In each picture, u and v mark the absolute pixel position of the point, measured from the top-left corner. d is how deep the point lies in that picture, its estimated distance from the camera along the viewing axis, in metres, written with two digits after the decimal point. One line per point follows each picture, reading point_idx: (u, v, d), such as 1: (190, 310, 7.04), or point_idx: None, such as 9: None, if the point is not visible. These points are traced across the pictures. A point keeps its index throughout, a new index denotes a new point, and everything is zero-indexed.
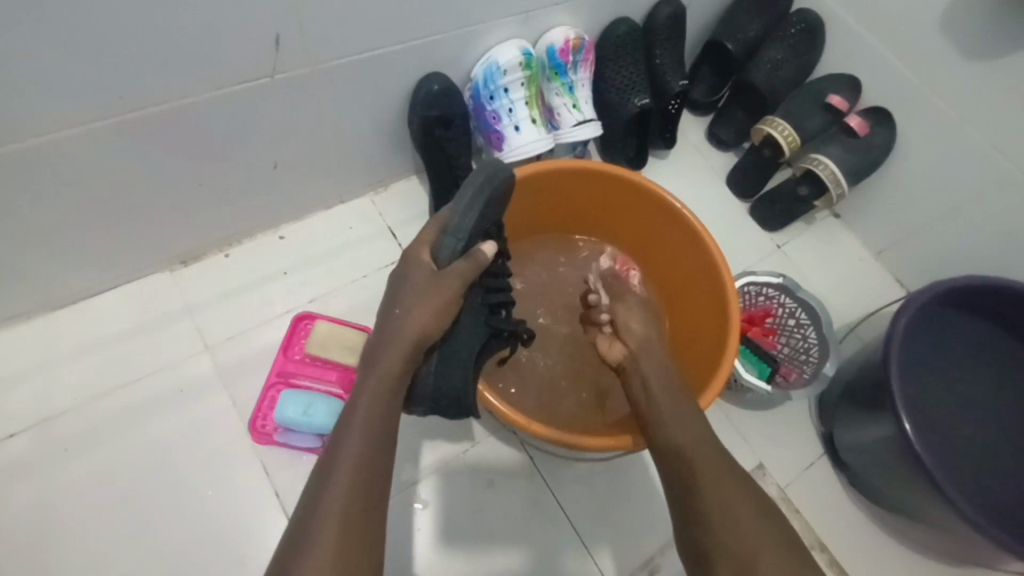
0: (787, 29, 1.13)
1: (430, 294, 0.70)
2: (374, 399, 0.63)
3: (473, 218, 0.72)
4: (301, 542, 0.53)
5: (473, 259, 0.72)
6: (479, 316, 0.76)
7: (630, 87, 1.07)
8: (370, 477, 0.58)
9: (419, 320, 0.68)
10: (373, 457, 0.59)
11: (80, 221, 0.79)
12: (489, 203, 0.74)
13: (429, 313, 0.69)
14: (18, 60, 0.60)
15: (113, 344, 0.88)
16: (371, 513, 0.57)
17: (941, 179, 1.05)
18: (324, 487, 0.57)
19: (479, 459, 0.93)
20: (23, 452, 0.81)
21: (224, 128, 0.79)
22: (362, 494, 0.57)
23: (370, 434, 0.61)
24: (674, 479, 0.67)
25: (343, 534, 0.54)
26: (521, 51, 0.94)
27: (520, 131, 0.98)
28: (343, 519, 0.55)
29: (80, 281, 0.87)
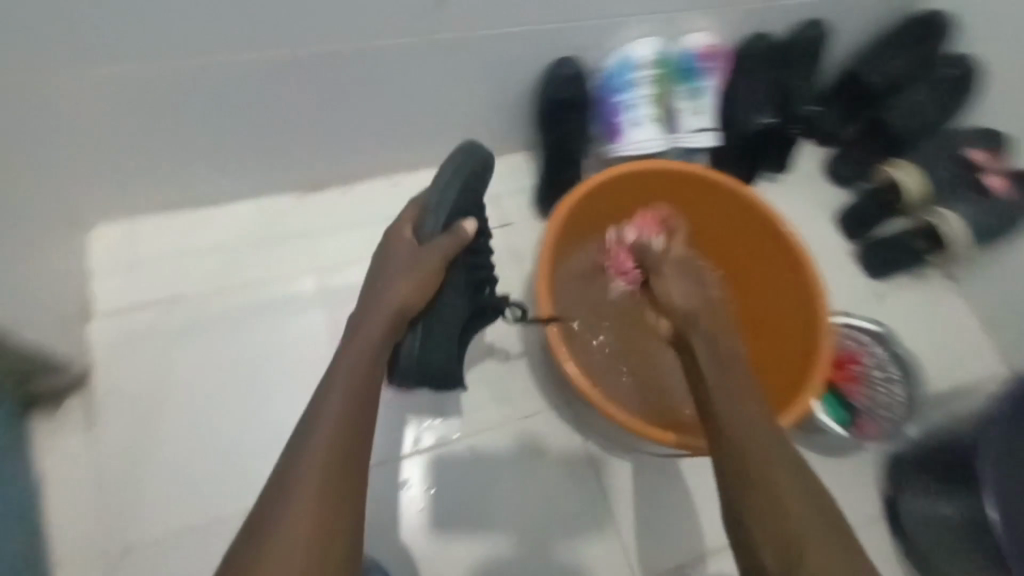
0: (939, 70, 1.07)
1: (419, 267, 0.74)
2: (359, 356, 0.65)
3: (450, 199, 0.80)
4: (282, 489, 0.55)
5: (459, 234, 0.78)
6: (465, 291, 0.82)
7: (756, 104, 1.05)
8: (354, 427, 0.60)
9: (401, 293, 0.71)
10: (354, 411, 0.61)
11: (235, 134, 0.90)
12: (467, 182, 0.82)
13: (421, 280, 0.73)
14: None
15: (238, 248, 0.99)
16: (356, 464, 0.58)
17: None
18: (309, 435, 0.58)
19: (531, 430, 0.97)
20: (151, 321, 0.93)
21: (370, 72, 0.87)
22: (343, 450, 0.57)
23: (353, 395, 0.62)
24: (727, 463, 0.60)
25: (323, 481, 0.55)
26: (657, 50, 0.96)
27: (638, 127, 1.00)
28: (334, 469, 0.56)
29: (222, 188, 0.98)
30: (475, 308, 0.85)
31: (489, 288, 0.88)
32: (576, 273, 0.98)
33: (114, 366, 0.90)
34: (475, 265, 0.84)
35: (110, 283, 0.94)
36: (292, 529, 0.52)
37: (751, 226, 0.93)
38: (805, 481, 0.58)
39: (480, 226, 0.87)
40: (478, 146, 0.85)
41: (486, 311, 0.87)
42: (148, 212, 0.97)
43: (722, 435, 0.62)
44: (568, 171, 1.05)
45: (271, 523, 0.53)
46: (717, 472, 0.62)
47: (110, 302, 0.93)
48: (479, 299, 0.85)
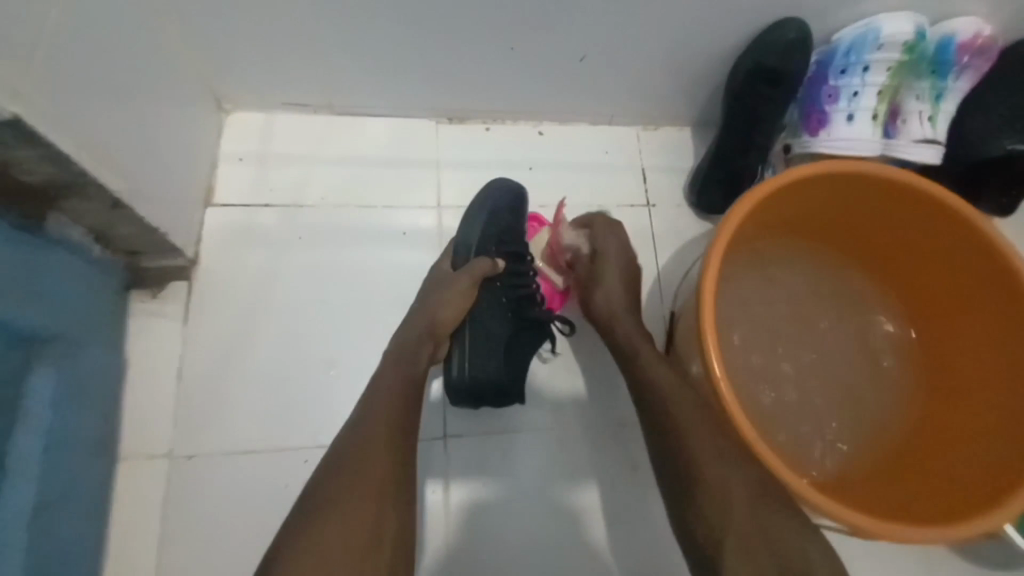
0: None
1: (450, 290, 0.75)
2: (392, 364, 0.68)
3: (485, 226, 0.82)
4: (330, 467, 0.58)
5: (493, 262, 0.78)
6: (500, 307, 0.80)
7: (1009, 122, 0.82)
8: (397, 420, 0.62)
9: (446, 312, 0.74)
10: (392, 405, 0.63)
11: (395, 44, 0.80)
12: (499, 214, 0.84)
13: (460, 297, 0.75)
14: None
15: (366, 165, 0.92)
16: (404, 451, 0.60)
17: None
18: (362, 421, 0.61)
19: (634, 440, 0.87)
20: (270, 223, 0.87)
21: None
22: (391, 440, 0.60)
23: (392, 391, 0.64)
24: (674, 478, 0.62)
25: (371, 462, 0.57)
26: (915, 29, 0.76)
27: (852, 122, 0.81)
28: (386, 454, 0.58)
29: (366, 98, 0.90)
30: (517, 326, 0.81)
31: (534, 305, 0.83)
32: (740, 263, 0.78)
33: (221, 259, 0.85)
34: (514, 283, 0.82)
35: (235, 173, 0.89)
36: (343, 512, 0.54)
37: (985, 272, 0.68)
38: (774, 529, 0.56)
39: (513, 250, 0.83)
40: (507, 180, 0.87)
41: (534, 326, 0.82)
42: (285, 107, 0.91)
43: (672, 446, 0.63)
44: (745, 158, 0.88)
45: (326, 500, 0.55)
46: (672, 492, 0.62)
47: (230, 193, 0.88)
48: (524, 315, 0.81)
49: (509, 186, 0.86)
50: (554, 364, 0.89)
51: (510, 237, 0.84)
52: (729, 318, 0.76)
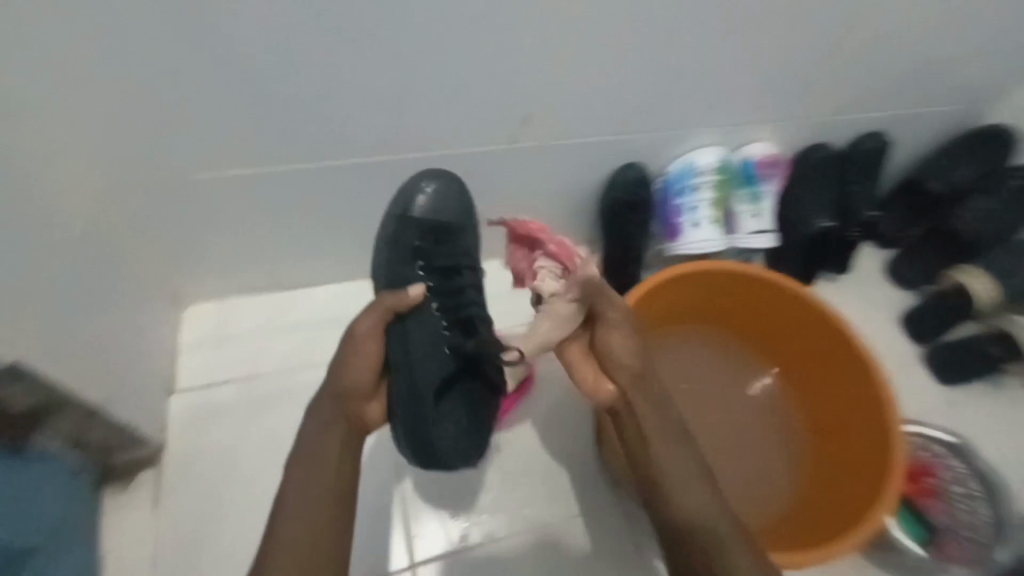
0: (1004, 181, 1.10)
1: (358, 344, 0.69)
2: (319, 435, 0.68)
3: (397, 247, 0.76)
4: (261, 558, 0.62)
5: (406, 294, 0.70)
6: (434, 332, 0.72)
7: (816, 208, 1.08)
8: (312, 523, 0.64)
9: (356, 369, 0.69)
10: (315, 503, 0.65)
11: (329, 228, 0.97)
12: (417, 229, 0.77)
13: (372, 340, 0.70)
14: (345, 111, 0.79)
15: (312, 328, 1.04)
16: (335, 530, 0.65)
17: None
18: (288, 505, 0.65)
19: (593, 531, 0.94)
20: (230, 397, 0.97)
21: (458, 177, 0.94)
22: (314, 543, 0.63)
23: (321, 477, 0.66)
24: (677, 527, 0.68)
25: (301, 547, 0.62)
26: (719, 157, 1.01)
27: (698, 228, 1.04)
28: (311, 538, 0.63)
29: (308, 273, 1.05)
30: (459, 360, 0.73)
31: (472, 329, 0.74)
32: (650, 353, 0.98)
33: (188, 441, 0.92)
34: (447, 310, 0.74)
35: (194, 359, 0.99)
36: None
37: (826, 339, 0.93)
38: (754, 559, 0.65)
39: (438, 264, 0.76)
40: (419, 176, 0.80)
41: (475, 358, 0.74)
42: (235, 293, 1.04)
43: (664, 491, 0.70)
44: (628, 270, 1.09)
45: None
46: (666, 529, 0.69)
47: (193, 378, 0.98)
48: (460, 349, 0.73)
49: (431, 191, 0.79)
50: (512, 474, 0.97)
51: (435, 249, 0.76)
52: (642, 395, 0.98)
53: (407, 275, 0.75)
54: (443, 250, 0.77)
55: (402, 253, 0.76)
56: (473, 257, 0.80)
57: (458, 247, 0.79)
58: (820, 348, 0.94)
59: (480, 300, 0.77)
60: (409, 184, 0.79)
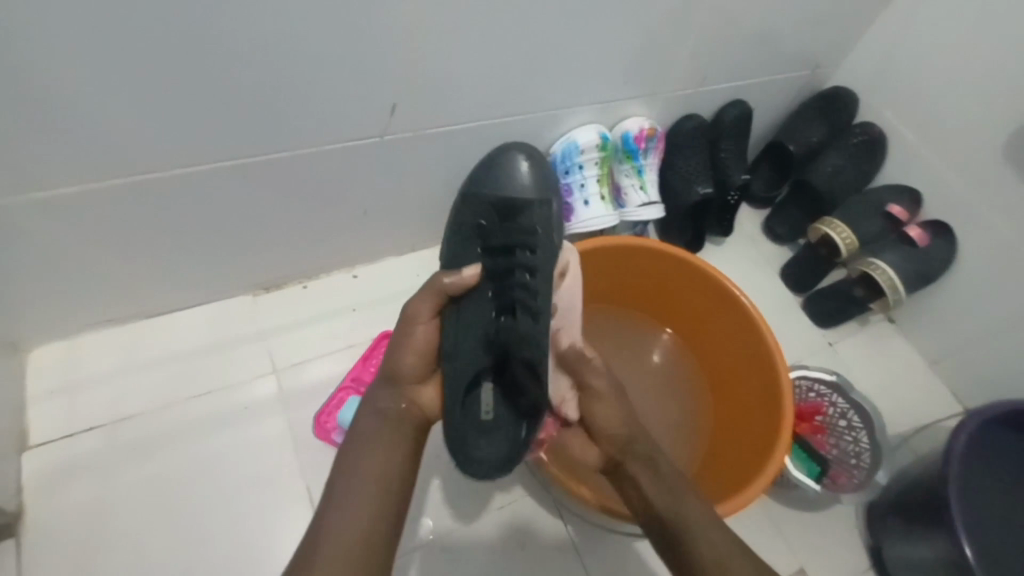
0: (850, 137, 1.21)
1: (406, 328, 0.72)
2: (377, 419, 0.66)
3: (455, 227, 0.83)
4: (314, 543, 0.57)
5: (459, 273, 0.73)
6: (485, 316, 0.74)
7: (694, 177, 1.15)
8: (374, 494, 0.61)
9: (407, 358, 0.70)
10: (376, 470, 0.62)
11: (190, 245, 0.89)
12: (477, 206, 0.82)
13: (423, 320, 0.72)
14: (181, 119, 0.72)
15: (190, 356, 0.97)
16: (388, 516, 0.60)
17: (992, 303, 1.09)
18: (343, 483, 0.61)
19: (514, 518, 0.96)
20: (98, 446, 0.88)
21: (330, 176, 0.89)
22: (377, 510, 0.60)
23: (385, 447, 0.64)
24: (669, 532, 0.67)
25: (355, 531, 0.58)
26: (598, 135, 1.03)
27: (588, 205, 1.06)
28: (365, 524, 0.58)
29: (178, 296, 0.97)
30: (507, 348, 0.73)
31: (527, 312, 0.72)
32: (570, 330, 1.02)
33: (47, 500, 0.84)
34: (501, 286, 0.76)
35: (48, 411, 0.89)
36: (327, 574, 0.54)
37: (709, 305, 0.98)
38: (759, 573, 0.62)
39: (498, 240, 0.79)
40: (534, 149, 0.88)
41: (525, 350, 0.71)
42: (93, 328, 0.94)
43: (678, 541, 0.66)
44: None
45: (316, 542, 0.57)
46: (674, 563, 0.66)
47: (47, 431, 0.88)
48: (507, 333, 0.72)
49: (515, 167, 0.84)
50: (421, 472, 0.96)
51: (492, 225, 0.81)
52: None
53: (466, 255, 0.80)
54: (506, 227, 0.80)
55: (467, 233, 0.82)
56: (541, 236, 0.79)
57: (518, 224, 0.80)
58: (715, 323, 0.99)
59: (540, 288, 0.74)
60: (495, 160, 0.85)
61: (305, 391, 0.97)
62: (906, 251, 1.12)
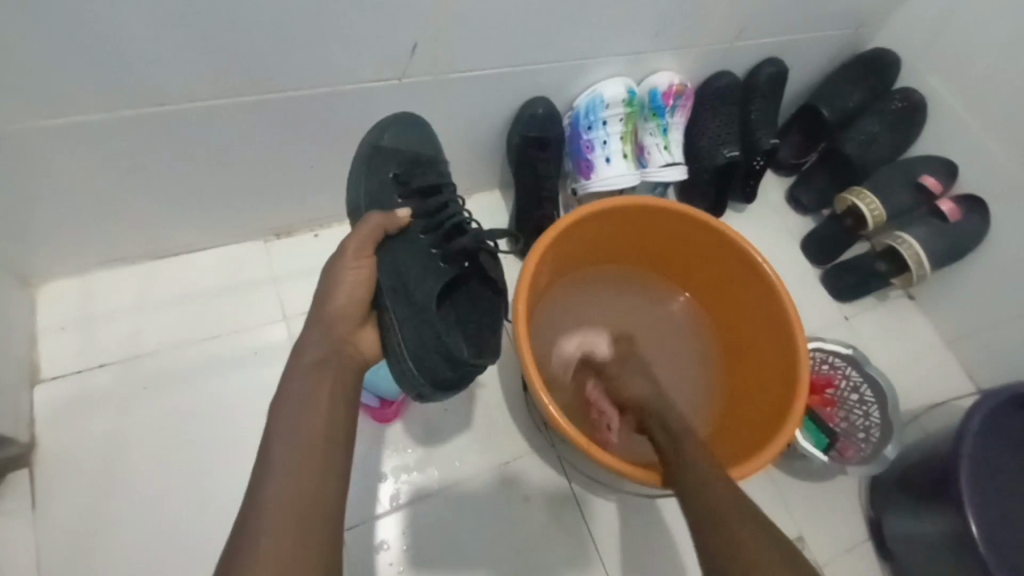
0: (889, 103, 1.15)
1: (344, 268, 0.69)
2: (308, 372, 0.63)
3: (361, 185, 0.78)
4: (252, 508, 0.53)
5: (390, 214, 0.71)
6: (422, 250, 0.73)
7: (722, 138, 1.10)
8: (314, 439, 0.58)
9: (341, 299, 0.68)
10: (317, 417, 0.60)
11: (203, 184, 0.87)
12: (385, 157, 0.79)
13: (363, 259, 0.70)
14: (193, 47, 0.68)
15: (201, 298, 0.96)
16: (330, 467, 0.58)
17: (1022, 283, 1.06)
18: (274, 443, 0.57)
19: (519, 474, 0.97)
20: (110, 382, 0.89)
21: (346, 119, 0.86)
22: (317, 463, 0.57)
23: (318, 399, 0.62)
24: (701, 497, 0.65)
25: (294, 487, 0.55)
26: (626, 89, 0.99)
27: (610, 163, 1.02)
28: (304, 477, 0.55)
29: (189, 237, 0.95)
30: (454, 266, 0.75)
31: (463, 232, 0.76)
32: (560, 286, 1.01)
33: (60, 432, 0.85)
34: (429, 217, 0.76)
35: (60, 345, 0.89)
36: (268, 536, 0.51)
37: (733, 268, 0.95)
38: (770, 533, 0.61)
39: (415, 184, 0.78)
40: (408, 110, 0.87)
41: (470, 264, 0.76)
42: (104, 265, 0.93)
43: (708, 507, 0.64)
44: (542, 210, 1.04)
45: (256, 505, 0.53)
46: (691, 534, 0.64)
47: (59, 365, 0.88)
48: (451, 252, 0.74)
49: (399, 123, 0.83)
50: (429, 423, 0.97)
51: (409, 172, 0.79)
52: (554, 341, 0.99)
53: (385, 204, 0.77)
54: (423, 169, 0.80)
55: (383, 185, 0.77)
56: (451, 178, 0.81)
57: (428, 168, 0.80)
58: (736, 287, 0.97)
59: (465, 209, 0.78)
60: (391, 121, 0.83)
61: None
62: (935, 226, 1.09)
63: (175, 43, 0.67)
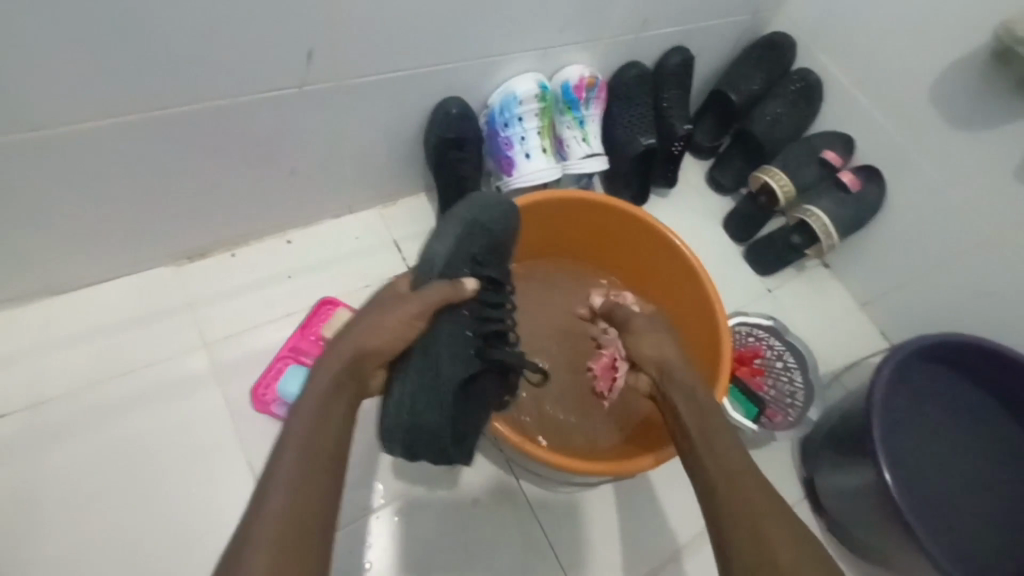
0: (789, 85, 1.21)
1: (391, 314, 0.68)
2: (323, 395, 0.61)
3: (444, 245, 0.79)
4: (242, 537, 0.51)
5: (457, 286, 0.73)
6: (461, 335, 0.72)
7: (638, 127, 1.13)
8: (319, 459, 0.57)
9: (374, 338, 0.67)
10: (323, 437, 0.58)
11: (95, 212, 0.81)
12: (468, 231, 0.81)
13: (415, 321, 0.69)
14: (60, 66, 0.63)
15: (109, 333, 0.89)
16: (323, 503, 0.55)
17: (917, 243, 1.15)
18: (275, 467, 0.55)
19: (465, 479, 0.96)
20: (9, 435, 0.82)
21: (248, 133, 0.82)
22: (313, 494, 0.54)
23: (323, 424, 0.59)
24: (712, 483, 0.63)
25: (284, 519, 0.51)
26: (537, 84, 0.99)
27: (530, 158, 1.02)
28: (297, 507, 0.53)
29: (88, 269, 0.88)
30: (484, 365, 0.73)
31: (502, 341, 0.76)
32: None
33: None
34: (483, 313, 0.76)
35: None
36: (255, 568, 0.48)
37: (659, 255, 0.98)
38: (784, 511, 0.59)
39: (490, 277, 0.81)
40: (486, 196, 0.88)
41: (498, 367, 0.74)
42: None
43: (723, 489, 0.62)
44: None
45: (247, 532, 0.51)
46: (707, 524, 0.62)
47: None
48: (490, 356, 0.73)
49: (497, 202, 0.85)
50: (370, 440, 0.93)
51: (487, 256, 0.81)
52: None
53: (455, 271, 0.78)
54: (491, 259, 0.82)
55: (464, 253, 0.79)
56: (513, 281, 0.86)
57: (500, 264, 0.84)
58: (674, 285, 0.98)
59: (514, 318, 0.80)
60: (490, 200, 0.84)
61: (240, 363, 0.92)
62: (839, 196, 1.15)
63: (35, 62, 0.62)
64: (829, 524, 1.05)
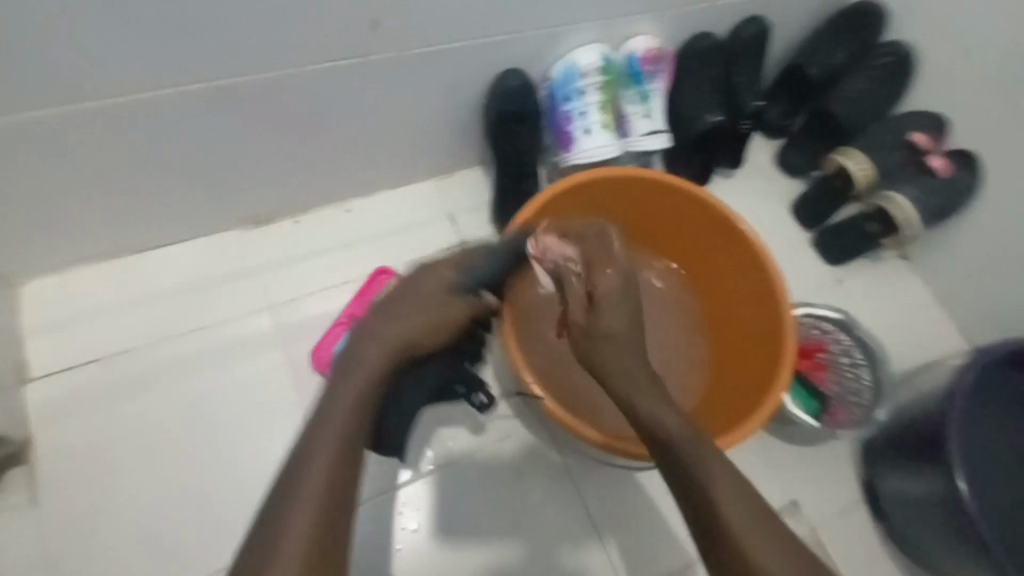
0: (877, 58, 1.12)
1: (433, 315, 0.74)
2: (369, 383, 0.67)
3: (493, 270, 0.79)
4: (284, 504, 0.55)
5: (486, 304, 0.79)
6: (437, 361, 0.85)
7: (705, 102, 1.07)
8: (349, 445, 0.62)
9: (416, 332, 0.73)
10: (357, 423, 0.64)
11: (173, 175, 0.86)
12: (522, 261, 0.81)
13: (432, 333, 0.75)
14: (144, 34, 0.67)
15: (184, 291, 0.96)
16: (349, 489, 0.60)
17: (1012, 237, 1.04)
18: (312, 445, 0.60)
19: (509, 453, 0.97)
20: (98, 378, 0.90)
21: (313, 102, 0.84)
22: (343, 480, 0.59)
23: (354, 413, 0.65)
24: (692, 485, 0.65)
25: (321, 498, 0.56)
26: (600, 56, 0.96)
27: (590, 134, 0.99)
28: (329, 487, 0.58)
29: (167, 230, 0.95)
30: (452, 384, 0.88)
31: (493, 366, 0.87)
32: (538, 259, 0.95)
33: (58, 430, 0.87)
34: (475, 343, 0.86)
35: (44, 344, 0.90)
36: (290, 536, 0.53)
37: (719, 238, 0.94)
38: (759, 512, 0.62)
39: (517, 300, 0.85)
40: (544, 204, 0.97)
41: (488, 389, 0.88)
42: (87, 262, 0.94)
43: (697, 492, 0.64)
44: (523, 184, 1.03)
45: (287, 499, 0.56)
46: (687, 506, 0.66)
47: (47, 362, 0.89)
48: None
49: None
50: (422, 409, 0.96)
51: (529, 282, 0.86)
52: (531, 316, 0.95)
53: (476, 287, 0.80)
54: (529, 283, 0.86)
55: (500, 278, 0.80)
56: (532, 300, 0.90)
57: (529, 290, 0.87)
58: (728, 263, 0.94)
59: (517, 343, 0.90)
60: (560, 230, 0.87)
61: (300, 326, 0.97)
62: (926, 182, 1.06)
63: (124, 30, 0.66)
64: (887, 530, 0.99)
